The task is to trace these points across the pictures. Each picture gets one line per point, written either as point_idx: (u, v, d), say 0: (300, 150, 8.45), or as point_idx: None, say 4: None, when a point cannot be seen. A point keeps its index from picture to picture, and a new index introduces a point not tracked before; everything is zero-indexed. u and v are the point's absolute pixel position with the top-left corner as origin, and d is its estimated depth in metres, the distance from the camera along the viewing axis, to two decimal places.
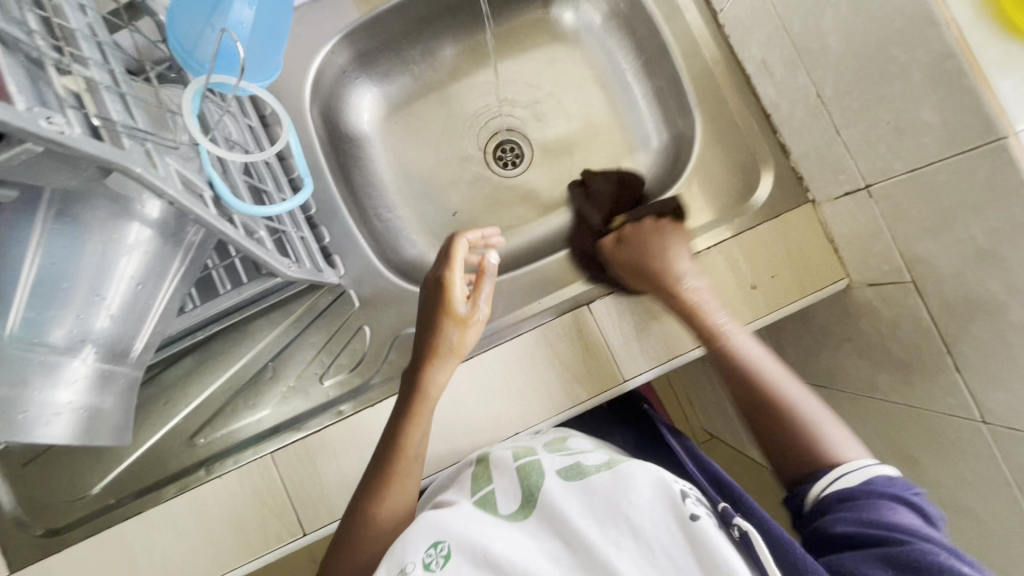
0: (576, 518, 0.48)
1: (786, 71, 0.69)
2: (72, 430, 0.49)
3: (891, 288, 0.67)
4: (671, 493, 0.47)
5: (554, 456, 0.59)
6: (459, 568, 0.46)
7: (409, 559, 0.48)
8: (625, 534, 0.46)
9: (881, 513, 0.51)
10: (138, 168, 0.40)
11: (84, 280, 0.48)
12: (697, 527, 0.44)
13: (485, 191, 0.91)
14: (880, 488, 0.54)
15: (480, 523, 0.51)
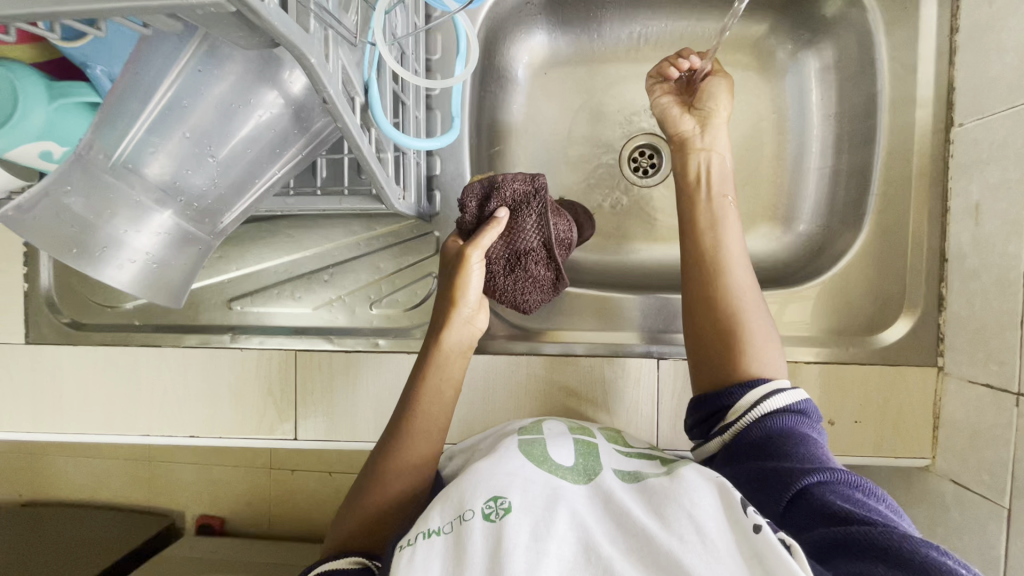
0: (642, 514, 0.48)
1: (1000, 230, 0.59)
2: (139, 280, 0.48)
3: (978, 497, 0.61)
4: (732, 503, 0.46)
5: (612, 450, 0.63)
6: (520, 523, 0.46)
7: (469, 506, 0.49)
8: (688, 529, 0.45)
9: (814, 447, 0.53)
10: (313, 60, 0.35)
11: (203, 133, 0.45)
12: (760, 538, 0.43)
13: (605, 188, 0.83)
14: (798, 411, 0.56)
15: (537, 483, 0.52)
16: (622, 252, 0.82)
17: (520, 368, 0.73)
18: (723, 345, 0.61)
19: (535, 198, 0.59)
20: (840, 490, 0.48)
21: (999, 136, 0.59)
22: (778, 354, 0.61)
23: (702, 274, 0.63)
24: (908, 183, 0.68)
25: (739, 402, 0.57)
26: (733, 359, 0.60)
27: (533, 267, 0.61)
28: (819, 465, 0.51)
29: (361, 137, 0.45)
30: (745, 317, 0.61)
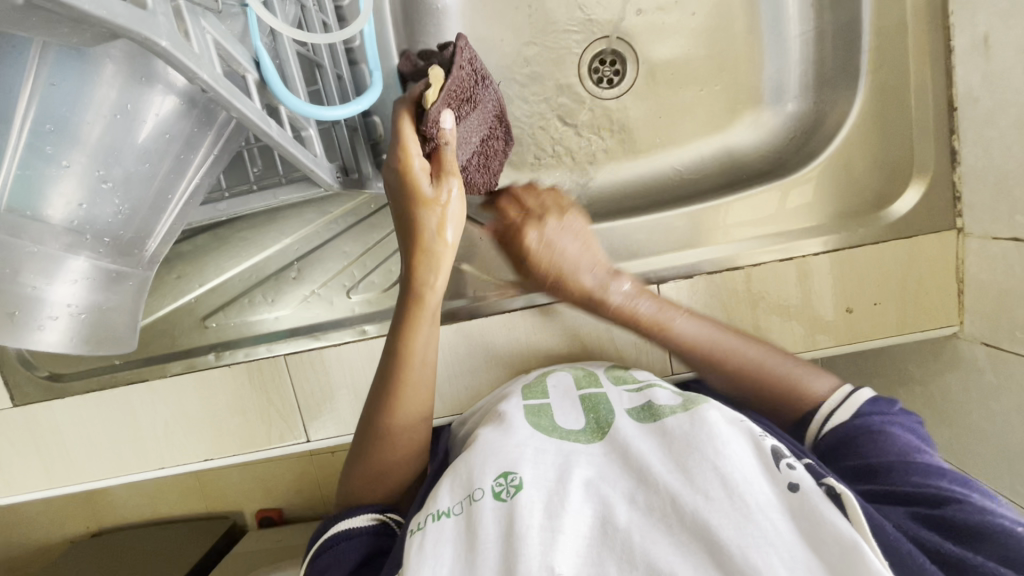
0: (661, 466, 0.42)
1: (1015, 61, 0.51)
2: (72, 334, 0.45)
3: (1014, 358, 0.58)
4: (765, 453, 0.41)
5: (623, 391, 0.54)
6: (532, 500, 0.41)
7: (478, 485, 0.43)
8: (715, 481, 0.39)
9: (897, 438, 0.47)
10: (163, 42, 0.29)
11: (87, 159, 0.38)
12: (799, 495, 0.38)
13: (570, 109, 0.75)
14: (880, 413, 0.49)
15: (545, 455, 0.45)
16: (606, 176, 0.76)
17: (517, 324, 0.68)
18: (754, 379, 0.55)
19: (478, 78, 0.57)
20: (912, 467, 0.45)
21: None
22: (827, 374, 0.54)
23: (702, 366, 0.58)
24: (901, 29, 0.60)
25: (815, 416, 0.51)
26: (759, 398, 0.55)
27: (487, 147, 0.64)
28: (888, 446, 0.47)
29: (267, 121, 0.39)
30: (761, 366, 0.55)
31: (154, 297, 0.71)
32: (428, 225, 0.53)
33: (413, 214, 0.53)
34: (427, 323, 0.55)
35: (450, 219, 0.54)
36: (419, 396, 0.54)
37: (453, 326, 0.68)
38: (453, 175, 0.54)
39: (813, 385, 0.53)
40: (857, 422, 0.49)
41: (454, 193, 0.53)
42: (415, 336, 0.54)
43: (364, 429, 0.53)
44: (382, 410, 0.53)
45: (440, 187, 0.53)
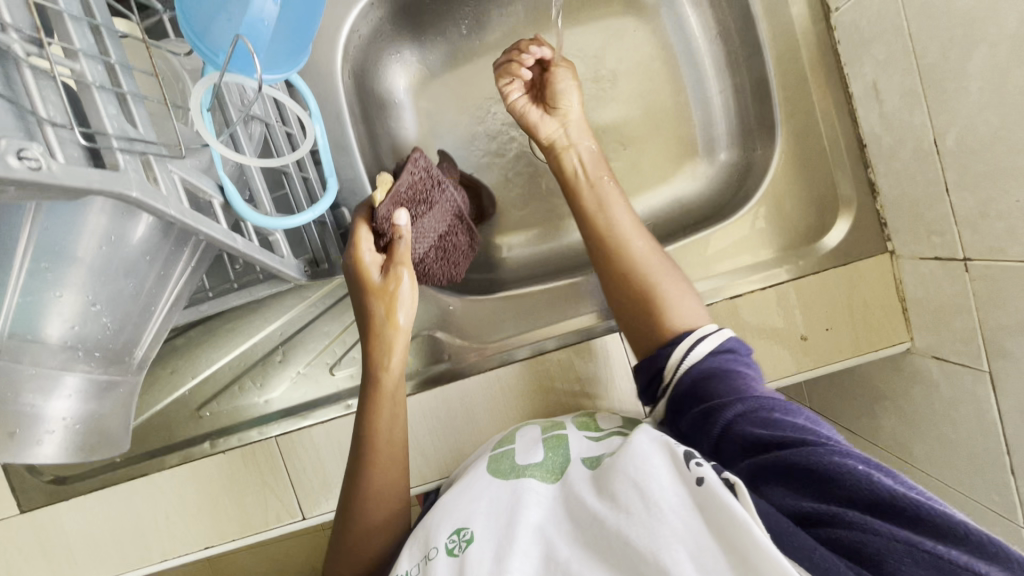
0: (593, 499, 0.45)
1: (901, 104, 0.57)
2: (66, 447, 0.48)
3: (960, 369, 0.60)
4: (677, 457, 0.44)
5: (584, 437, 0.57)
6: (482, 553, 0.44)
7: (433, 544, 0.46)
8: (634, 494, 0.43)
9: (738, 379, 0.51)
10: (134, 192, 0.34)
11: (76, 289, 0.43)
12: (704, 488, 0.41)
13: (525, 177, 0.82)
14: (730, 354, 0.54)
15: (499, 501, 0.48)
16: (565, 233, 0.81)
17: (493, 384, 0.71)
18: (637, 309, 0.60)
19: (436, 182, 0.62)
20: (756, 417, 0.47)
21: (872, 9, 0.57)
22: (693, 300, 0.60)
23: (603, 259, 0.63)
24: (804, 82, 0.66)
25: (669, 361, 0.55)
26: (649, 317, 0.59)
27: (447, 242, 0.68)
28: (736, 392, 0.50)
29: (233, 236, 0.45)
30: (647, 270, 0.61)
31: (151, 393, 0.75)
32: (380, 313, 0.59)
33: (367, 304, 0.59)
34: (389, 403, 0.58)
35: (399, 304, 0.59)
36: (389, 473, 0.57)
37: (432, 392, 0.71)
38: (403, 266, 0.59)
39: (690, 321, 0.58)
40: (693, 365, 0.54)
41: (404, 281, 0.59)
42: (377, 416, 0.58)
43: (342, 508, 0.57)
44: (354, 489, 0.56)
45: (389, 277, 0.58)
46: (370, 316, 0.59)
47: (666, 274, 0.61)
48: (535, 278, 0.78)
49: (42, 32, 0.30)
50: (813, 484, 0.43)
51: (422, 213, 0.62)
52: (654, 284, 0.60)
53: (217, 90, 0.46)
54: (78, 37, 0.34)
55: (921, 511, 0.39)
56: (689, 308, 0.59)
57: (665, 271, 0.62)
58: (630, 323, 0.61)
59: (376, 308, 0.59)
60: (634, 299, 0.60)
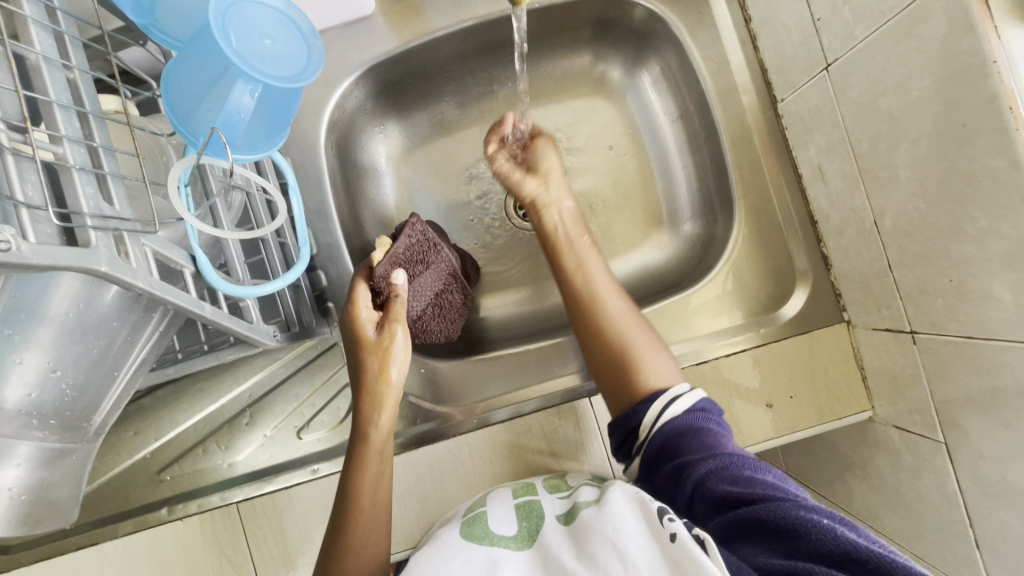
0: (571, 558, 0.44)
1: (844, 187, 0.62)
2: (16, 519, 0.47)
3: (918, 439, 0.61)
4: (650, 514, 0.44)
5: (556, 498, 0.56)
6: None
7: None
8: (612, 555, 0.42)
9: (711, 436, 0.51)
10: (102, 268, 0.35)
11: (40, 355, 0.43)
12: (677, 545, 0.40)
13: (500, 242, 0.84)
14: (701, 408, 0.54)
15: (472, 564, 0.46)
16: (537, 297, 0.83)
17: (462, 448, 0.70)
18: (613, 363, 0.59)
19: (432, 244, 0.65)
20: (727, 472, 0.47)
21: (812, 103, 0.62)
22: (667, 357, 0.60)
23: (574, 307, 0.63)
24: (757, 163, 0.71)
25: (645, 419, 0.54)
26: (625, 374, 0.58)
27: (444, 299, 0.71)
28: (707, 448, 0.50)
29: (203, 304, 0.46)
30: (624, 328, 0.61)
31: (110, 456, 0.73)
32: (372, 367, 0.59)
33: (361, 358, 0.59)
34: (378, 457, 0.58)
35: (393, 359, 0.59)
36: (376, 528, 0.56)
37: (401, 458, 0.70)
38: (399, 323, 0.59)
39: (660, 377, 0.58)
40: (669, 421, 0.53)
41: (398, 337, 0.59)
42: (366, 470, 0.57)
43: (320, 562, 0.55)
44: (337, 546, 0.55)
45: (383, 333, 0.59)
46: (360, 370, 0.59)
47: (642, 328, 0.61)
48: (505, 341, 0.79)
49: (29, 123, 0.33)
50: (783, 539, 0.41)
51: (420, 273, 0.64)
52: (629, 339, 0.60)
53: (197, 165, 0.48)
54: (65, 125, 0.37)
55: (885, 563, 0.38)
56: (661, 364, 0.59)
57: (642, 325, 0.62)
58: (604, 376, 0.60)
59: (368, 362, 0.59)
60: (607, 353, 0.60)
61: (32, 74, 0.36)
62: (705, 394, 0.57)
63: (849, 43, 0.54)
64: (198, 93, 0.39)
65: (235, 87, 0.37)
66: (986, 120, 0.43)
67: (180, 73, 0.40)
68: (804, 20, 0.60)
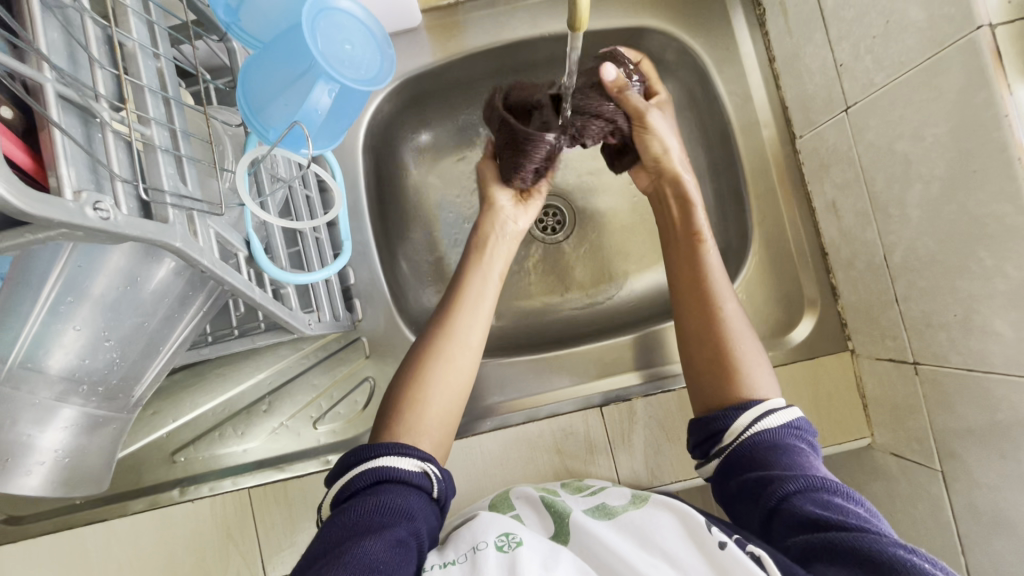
0: (619, 553, 0.47)
1: (856, 221, 0.65)
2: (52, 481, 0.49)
3: (916, 467, 0.64)
4: (695, 525, 0.47)
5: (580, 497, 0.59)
6: (532, 556, 0.45)
7: (482, 538, 0.47)
8: (663, 560, 0.46)
9: (800, 456, 0.51)
10: (177, 243, 0.38)
11: (94, 327, 0.44)
12: (726, 554, 0.43)
13: (520, 252, 0.87)
14: (796, 429, 0.54)
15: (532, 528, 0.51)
16: (553, 308, 0.86)
17: (473, 449, 0.72)
18: (715, 358, 0.60)
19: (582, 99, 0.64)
20: (815, 497, 0.47)
21: (830, 141, 0.66)
22: (771, 374, 0.59)
23: (688, 292, 0.64)
24: (773, 193, 0.75)
25: (734, 425, 0.54)
26: (726, 375, 0.58)
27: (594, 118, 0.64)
28: (795, 468, 0.50)
29: (253, 287, 0.48)
30: (733, 332, 0.61)
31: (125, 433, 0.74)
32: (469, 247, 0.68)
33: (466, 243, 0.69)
34: (462, 334, 0.61)
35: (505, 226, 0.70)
36: (444, 390, 0.58)
37: None
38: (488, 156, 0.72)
39: (761, 388, 0.57)
40: (760, 432, 0.53)
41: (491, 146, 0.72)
42: (449, 339, 0.60)
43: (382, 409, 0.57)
44: (409, 388, 0.57)
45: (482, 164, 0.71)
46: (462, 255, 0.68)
47: (751, 340, 0.61)
48: (520, 347, 0.81)
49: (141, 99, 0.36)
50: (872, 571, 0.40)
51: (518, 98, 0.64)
52: (737, 341, 0.60)
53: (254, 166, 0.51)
54: (153, 108, 0.39)
55: None
56: (761, 375, 0.58)
57: (750, 333, 0.61)
58: (704, 365, 0.60)
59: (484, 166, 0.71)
60: (711, 347, 0.60)
61: (126, 58, 0.39)
62: (806, 420, 0.55)
63: (870, 88, 0.58)
64: (276, 88, 0.42)
65: (317, 88, 0.40)
66: (997, 167, 0.47)
67: (259, 70, 0.42)
68: (827, 65, 0.64)
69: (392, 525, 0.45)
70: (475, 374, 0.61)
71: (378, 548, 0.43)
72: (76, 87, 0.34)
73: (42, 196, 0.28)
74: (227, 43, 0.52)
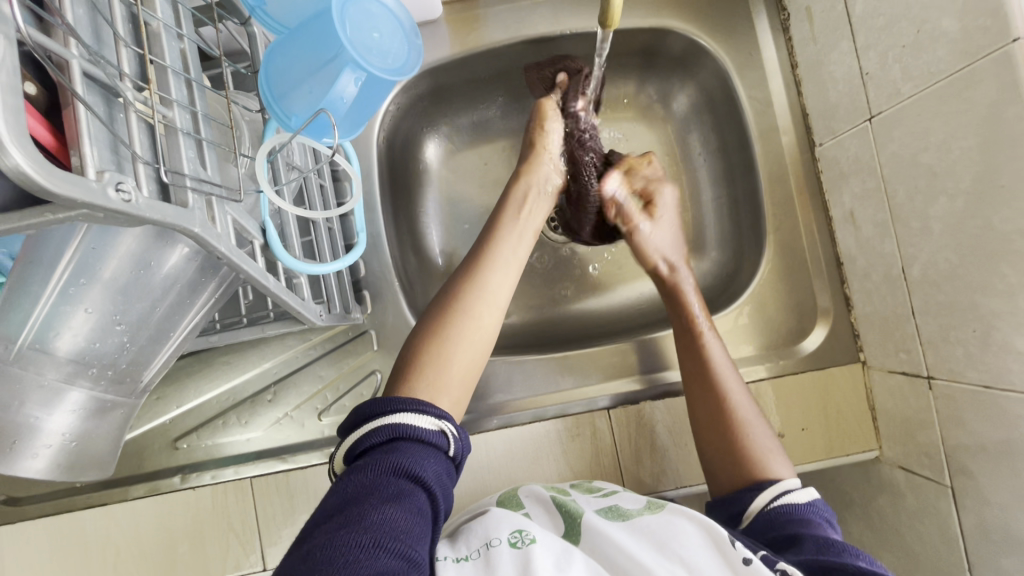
0: (638, 554, 0.47)
1: (875, 233, 0.65)
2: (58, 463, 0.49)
3: (924, 482, 0.64)
4: (717, 536, 0.47)
5: (590, 496, 0.59)
6: (544, 555, 0.45)
7: (494, 535, 0.47)
8: (680, 566, 0.46)
9: (824, 530, 0.49)
10: (196, 228, 0.37)
11: (105, 310, 0.44)
12: (751, 567, 0.44)
13: (531, 250, 0.86)
14: (821, 509, 0.52)
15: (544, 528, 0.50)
16: (562, 307, 0.85)
17: (478, 446, 0.71)
18: (725, 442, 0.59)
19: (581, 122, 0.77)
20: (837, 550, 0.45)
21: (852, 150, 0.65)
22: (785, 455, 0.58)
23: (694, 382, 0.64)
24: (790, 200, 0.74)
25: (751, 504, 0.54)
26: (736, 458, 0.58)
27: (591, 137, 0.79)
28: (819, 534, 0.48)
29: (267, 275, 0.48)
30: (742, 416, 0.60)
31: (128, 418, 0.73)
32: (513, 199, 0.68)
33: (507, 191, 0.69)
34: (500, 258, 0.62)
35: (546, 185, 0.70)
36: (466, 349, 0.56)
37: None
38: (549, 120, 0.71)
39: (775, 470, 0.56)
40: (778, 505, 0.52)
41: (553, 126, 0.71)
42: (484, 271, 0.61)
43: (401, 363, 0.56)
44: (431, 344, 0.55)
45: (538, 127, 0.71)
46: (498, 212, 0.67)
47: (762, 424, 0.60)
48: (527, 346, 0.80)
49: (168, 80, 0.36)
50: None
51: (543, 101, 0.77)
52: (745, 423, 0.60)
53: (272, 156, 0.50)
54: (175, 89, 0.38)
55: None
56: (775, 460, 0.57)
57: (760, 417, 0.61)
58: (712, 448, 0.60)
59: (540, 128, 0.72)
60: (720, 433, 0.60)
61: (150, 38, 0.38)
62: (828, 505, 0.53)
63: (896, 98, 0.58)
64: (299, 73, 0.41)
65: (343, 75, 0.40)
66: None
67: (283, 55, 0.42)
68: (853, 73, 0.63)
69: (411, 492, 0.43)
70: (497, 334, 0.59)
71: (397, 516, 0.41)
72: (100, 65, 0.33)
73: (64, 174, 0.27)
74: (248, 27, 0.51)
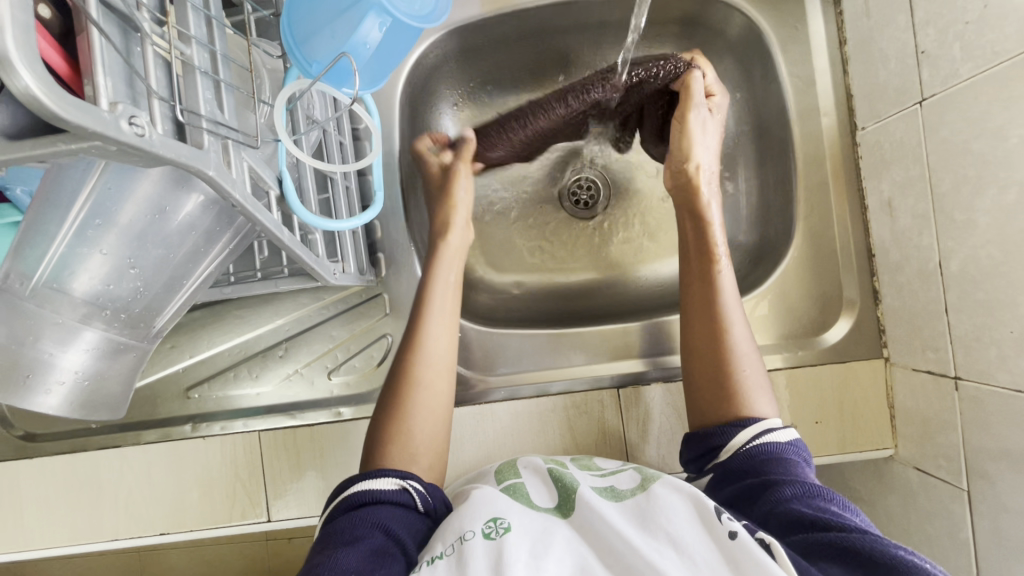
0: (622, 528, 0.45)
1: (912, 224, 0.62)
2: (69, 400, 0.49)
3: (939, 484, 0.62)
4: (705, 510, 0.45)
5: (588, 474, 0.58)
6: (519, 543, 0.44)
7: (468, 528, 0.46)
8: (667, 544, 0.43)
9: (798, 468, 0.50)
10: (210, 171, 0.36)
11: (119, 254, 0.43)
12: (739, 543, 0.42)
13: (549, 223, 0.84)
14: (797, 447, 0.52)
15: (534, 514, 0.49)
16: (577, 284, 0.84)
17: (484, 417, 0.71)
18: (717, 380, 0.57)
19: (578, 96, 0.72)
20: (810, 501, 0.46)
21: (899, 135, 0.62)
22: (771, 396, 0.57)
23: (698, 309, 0.62)
24: (825, 186, 0.71)
25: (731, 442, 0.53)
26: (728, 397, 0.56)
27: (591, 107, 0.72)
28: (793, 475, 0.48)
29: (282, 228, 0.47)
30: (738, 353, 0.58)
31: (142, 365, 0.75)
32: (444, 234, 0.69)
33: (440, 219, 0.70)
34: (438, 308, 0.63)
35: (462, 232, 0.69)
36: (426, 404, 0.57)
37: None
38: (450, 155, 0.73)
39: (758, 410, 0.55)
40: (753, 444, 0.51)
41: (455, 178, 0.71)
42: (428, 323, 0.62)
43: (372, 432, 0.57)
44: (395, 407, 0.57)
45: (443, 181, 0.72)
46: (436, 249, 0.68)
47: (756, 363, 0.58)
48: (540, 321, 0.79)
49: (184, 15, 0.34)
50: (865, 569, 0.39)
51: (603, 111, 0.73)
52: (738, 357, 0.58)
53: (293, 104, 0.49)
54: (194, 27, 0.37)
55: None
56: (761, 401, 0.55)
57: (755, 356, 0.58)
58: (700, 377, 0.59)
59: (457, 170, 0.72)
60: (710, 368, 0.58)
61: None
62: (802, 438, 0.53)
63: (951, 80, 0.54)
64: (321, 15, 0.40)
65: (366, 20, 0.38)
66: None
67: None
68: (906, 51, 0.60)
69: (368, 535, 0.45)
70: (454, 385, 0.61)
71: (351, 560, 0.43)
72: None
73: (76, 101, 0.26)
74: None
